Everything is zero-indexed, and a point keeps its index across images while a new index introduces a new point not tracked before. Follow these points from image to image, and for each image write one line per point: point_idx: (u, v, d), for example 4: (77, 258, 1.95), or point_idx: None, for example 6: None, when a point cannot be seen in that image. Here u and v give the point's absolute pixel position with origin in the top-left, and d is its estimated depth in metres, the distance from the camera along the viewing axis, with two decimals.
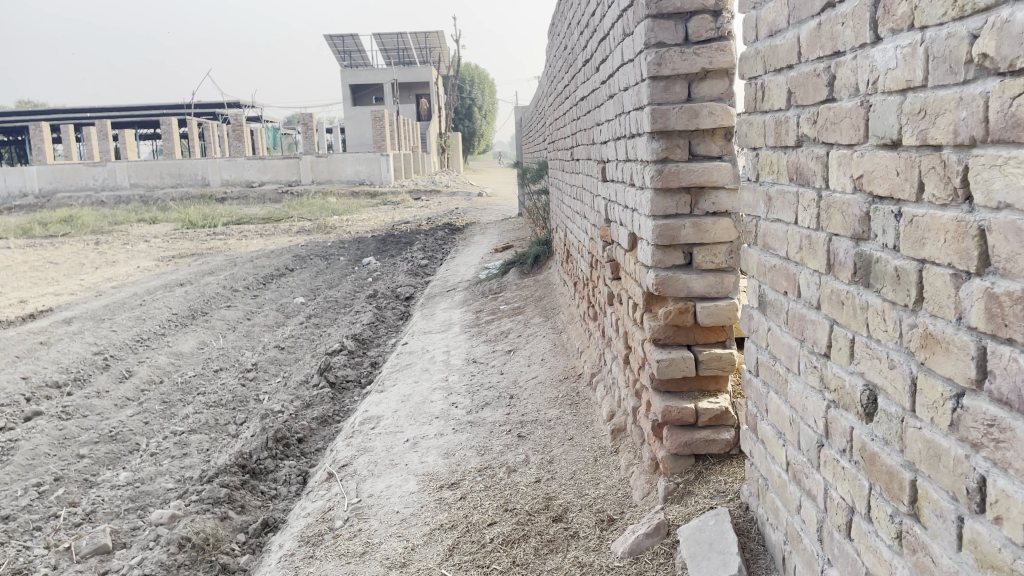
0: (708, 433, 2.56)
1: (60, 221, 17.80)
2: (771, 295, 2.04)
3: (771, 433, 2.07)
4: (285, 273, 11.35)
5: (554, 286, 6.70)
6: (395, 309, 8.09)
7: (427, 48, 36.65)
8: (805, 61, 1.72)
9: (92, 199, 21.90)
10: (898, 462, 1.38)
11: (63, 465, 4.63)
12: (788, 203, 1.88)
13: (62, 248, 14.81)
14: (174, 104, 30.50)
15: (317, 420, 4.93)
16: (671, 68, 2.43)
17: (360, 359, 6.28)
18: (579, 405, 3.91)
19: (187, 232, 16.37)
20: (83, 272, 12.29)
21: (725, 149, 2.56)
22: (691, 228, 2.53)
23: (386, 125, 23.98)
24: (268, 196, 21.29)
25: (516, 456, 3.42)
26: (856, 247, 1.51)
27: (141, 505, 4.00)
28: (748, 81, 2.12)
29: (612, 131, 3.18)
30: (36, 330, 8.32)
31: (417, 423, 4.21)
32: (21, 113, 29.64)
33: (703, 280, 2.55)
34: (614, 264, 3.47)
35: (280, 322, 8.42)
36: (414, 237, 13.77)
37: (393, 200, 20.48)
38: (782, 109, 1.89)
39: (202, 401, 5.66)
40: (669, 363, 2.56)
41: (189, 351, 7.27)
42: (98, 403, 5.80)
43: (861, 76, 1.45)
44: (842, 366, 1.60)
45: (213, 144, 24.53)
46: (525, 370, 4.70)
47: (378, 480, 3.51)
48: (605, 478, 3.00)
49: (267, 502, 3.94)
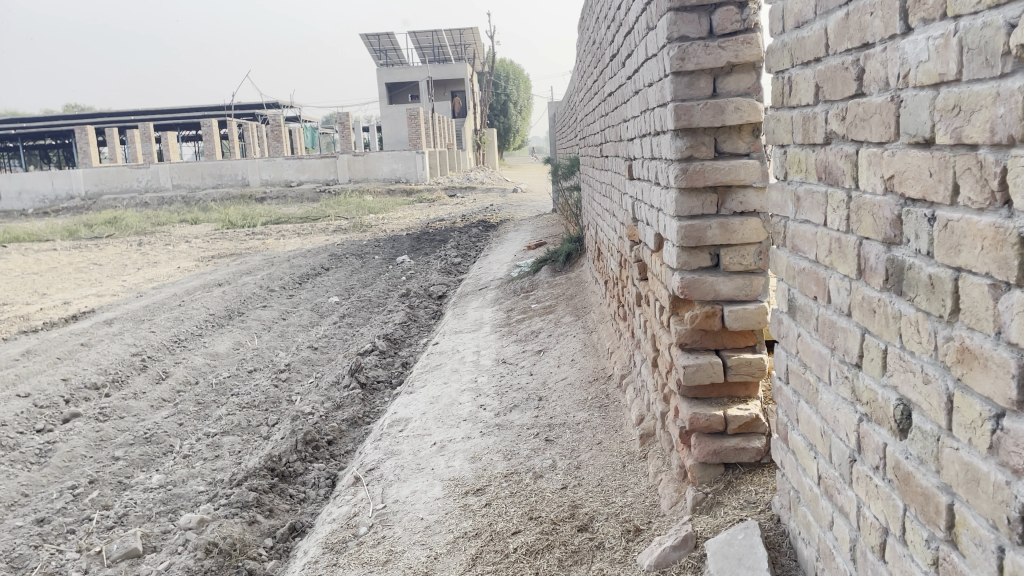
0: (737, 440, 2.47)
1: (105, 223, 18.15)
2: (800, 300, 1.94)
3: (802, 445, 1.98)
4: (320, 273, 11.40)
5: (586, 284, 6.61)
6: (428, 308, 8.07)
7: (462, 45, 36.68)
8: (833, 55, 1.63)
9: (136, 201, 22.28)
10: (934, 484, 1.29)
11: (98, 468, 4.69)
12: (816, 204, 1.78)
13: (106, 249, 15.10)
14: (214, 107, 30.95)
15: (347, 421, 4.92)
16: (694, 62, 2.34)
17: (391, 359, 6.26)
18: (608, 408, 3.83)
19: (226, 232, 16.58)
20: (125, 274, 12.49)
21: (753, 146, 2.46)
22: (718, 228, 2.44)
23: (421, 123, 24.04)
24: (306, 195, 21.47)
25: (543, 461, 3.36)
26: (887, 252, 1.42)
27: (172, 508, 4.02)
28: (775, 75, 2.03)
29: (638, 127, 3.09)
30: (78, 331, 8.46)
31: (445, 425, 4.16)
32: (67, 117, 30.33)
33: (731, 282, 2.46)
34: (641, 264, 3.39)
35: (315, 321, 8.46)
36: (448, 235, 13.77)
37: (429, 197, 20.51)
38: (810, 106, 1.79)
39: (235, 402, 5.70)
40: (696, 369, 2.47)
41: (224, 351, 7.33)
42: (135, 404, 5.87)
43: (891, 70, 1.35)
44: (875, 378, 1.51)
45: (252, 145, 24.84)
46: (554, 372, 4.63)
47: (403, 485, 3.48)
48: (633, 485, 2.92)
49: (296, 506, 3.93)
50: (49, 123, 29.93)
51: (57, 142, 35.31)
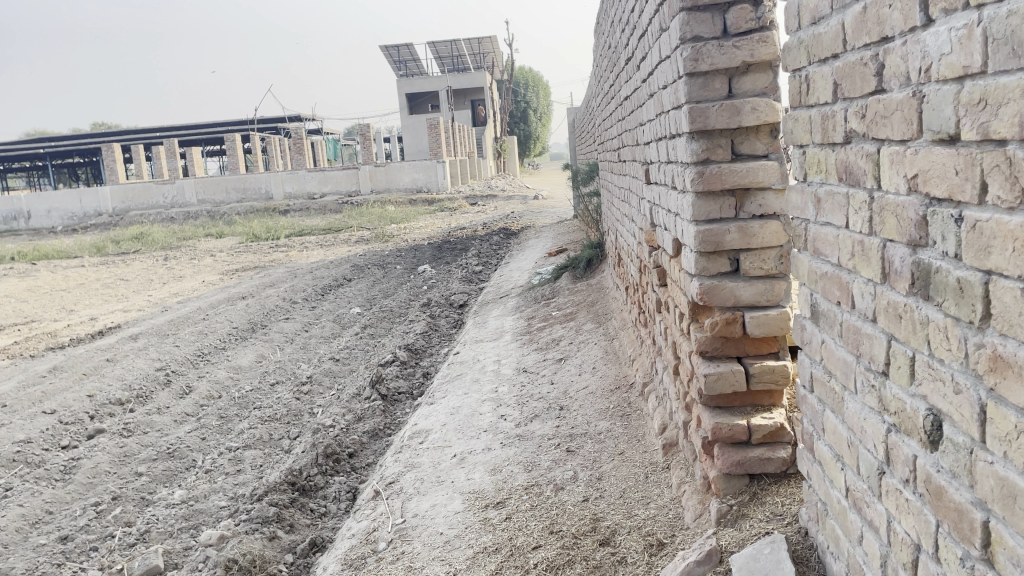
0: (762, 451, 2.39)
1: (132, 239, 18.37)
2: (824, 305, 1.87)
3: (829, 455, 1.91)
4: (343, 283, 11.42)
5: (607, 290, 6.54)
6: (449, 317, 8.04)
7: (480, 53, 36.74)
8: (851, 51, 1.56)
9: (162, 216, 22.54)
10: (969, 500, 1.21)
11: (122, 484, 4.70)
12: (837, 205, 1.71)
13: (133, 264, 15.26)
14: (238, 121, 31.25)
15: (368, 433, 4.89)
16: (708, 63, 2.27)
17: (412, 369, 6.23)
18: (630, 417, 3.76)
19: (250, 245, 16.69)
20: (151, 288, 12.61)
21: (771, 147, 2.39)
22: (737, 232, 2.37)
23: (441, 132, 24.07)
24: (329, 207, 21.59)
25: (565, 473, 3.30)
26: (913, 255, 1.35)
27: (194, 524, 4.01)
28: (792, 74, 1.96)
29: (653, 131, 3.03)
30: (104, 347, 8.53)
31: (466, 437, 4.11)
32: (95, 135, 30.79)
33: (751, 288, 2.40)
34: (660, 270, 3.32)
35: (336, 333, 8.46)
36: (469, 243, 13.75)
37: (450, 206, 20.54)
38: (828, 104, 1.73)
39: (257, 416, 5.69)
40: (717, 378, 2.40)
41: (247, 364, 7.34)
42: (159, 419, 5.89)
43: (912, 64, 1.29)
44: (903, 387, 1.44)
45: (274, 158, 25.03)
46: (576, 380, 4.57)
47: (423, 499, 3.43)
48: (656, 497, 2.85)
49: (317, 520, 3.90)
50: (77, 141, 30.38)
51: (84, 160, 35.81)
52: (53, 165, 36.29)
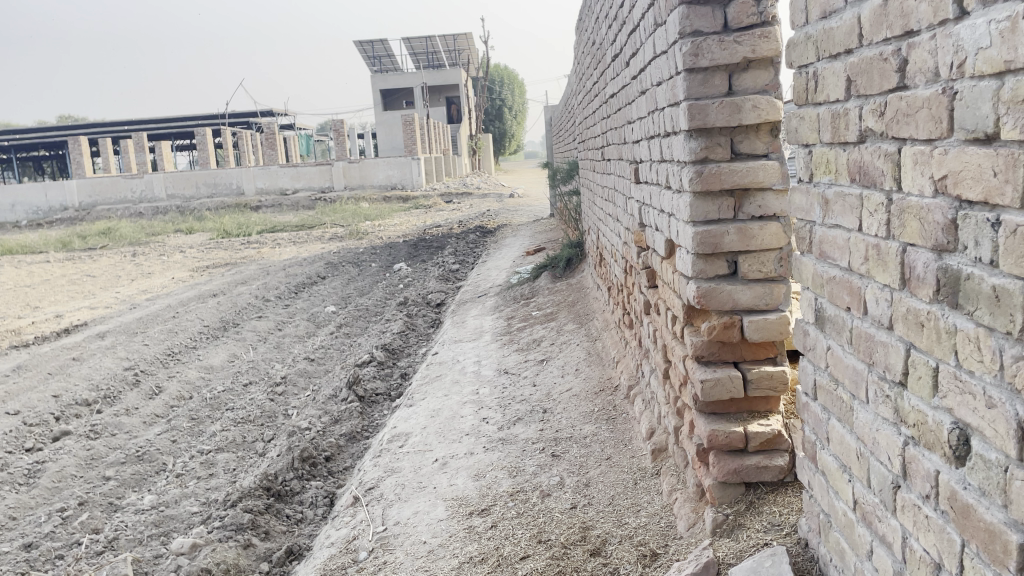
0: (759, 459, 2.32)
1: (99, 234, 17.99)
2: (830, 310, 1.81)
3: (834, 466, 1.84)
4: (317, 281, 11.25)
5: (588, 290, 6.47)
6: (426, 316, 7.92)
7: (456, 50, 36.54)
8: (868, 46, 1.50)
9: (130, 211, 22.12)
10: (1001, 520, 1.15)
11: (89, 489, 4.54)
12: (849, 207, 1.65)
13: (100, 260, 14.91)
14: (209, 115, 30.78)
15: (345, 436, 4.77)
16: (709, 58, 2.21)
17: (390, 370, 6.11)
18: (616, 421, 3.70)
19: (221, 241, 16.40)
20: (119, 285, 12.33)
21: (771, 146, 2.32)
22: (736, 234, 2.30)
23: (416, 129, 23.87)
24: (302, 203, 21.34)
25: (551, 478, 3.22)
26: (938, 261, 1.28)
27: (164, 531, 3.88)
28: (798, 70, 1.90)
29: (645, 129, 2.96)
30: (70, 345, 8.30)
31: (447, 440, 4.02)
32: (61, 128, 30.17)
33: (749, 291, 2.33)
34: (650, 271, 3.25)
35: (311, 332, 8.30)
36: (446, 241, 13.61)
37: (425, 203, 20.38)
38: (839, 102, 1.66)
39: (230, 418, 5.54)
40: (714, 384, 2.33)
41: (219, 364, 7.17)
42: (127, 421, 5.72)
43: (942, 58, 1.22)
44: (923, 399, 1.37)
45: (246, 153, 24.71)
46: (558, 383, 4.49)
47: (404, 505, 3.33)
48: (646, 504, 2.78)
49: (293, 527, 3.78)
50: (42, 134, 29.73)
51: (50, 154, 35.08)
52: (19, 158, 35.50)
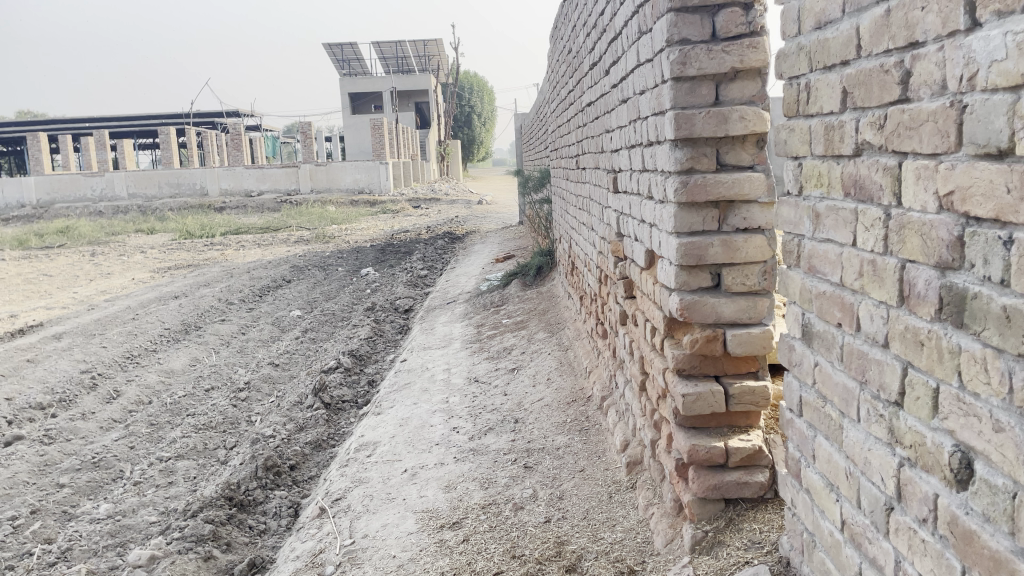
0: (739, 475, 2.28)
1: (57, 232, 17.55)
2: (819, 326, 1.77)
3: (820, 485, 1.80)
4: (281, 285, 11.05)
5: (558, 299, 6.44)
6: (394, 322, 7.82)
7: (426, 56, 36.44)
8: (866, 56, 1.47)
9: (90, 210, 21.62)
10: (1007, 548, 1.11)
11: (41, 497, 4.36)
12: (842, 221, 1.61)
13: (57, 259, 14.52)
14: (172, 114, 30.27)
15: (310, 444, 4.67)
16: (696, 67, 2.18)
17: (357, 377, 6.00)
18: (589, 432, 3.65)
19: (184, 242, 16.07)
20: (77, 285, 12.01)
21: (757, 158, 2.30)
22: (721, 246, 2.27)
23: (384, 133, 23.71)
24: (267, 205, 21.04)
25: (524, 491, 3.16)
26: (940, 278, 1.26)
27: (121, 542, 3.73)
28: (788, 81, 1.87)
29: (626, 138, 2.93)
30: (24, 347, 8.04)
31: (416, 450, 3.93)
32: (18, 123, 29.46)
33: (733, 304, 2.30)
34: (627, 281, 3.22)
35: (275, 336, 8.14)
36: (413, 246, 13.50)
37: (393, 208, 20.23)
38: (833, 114, 1.63)
39: (190, 424, 5.38)
40: (696, 398, 2.29)
41: (179, 368, 6.99)
42: (83, 426, 5.53)
43: (951, 71, 1.20)
44: (921, 420, 1.34)
45: (211, 153, 24.33)
46: (530, 392, 4.43)
47: (373, 518, 3.24)
48: (622, 519, 2.73)
49: (256, 538, 3.66)
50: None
51: (8, 149, 34.28)
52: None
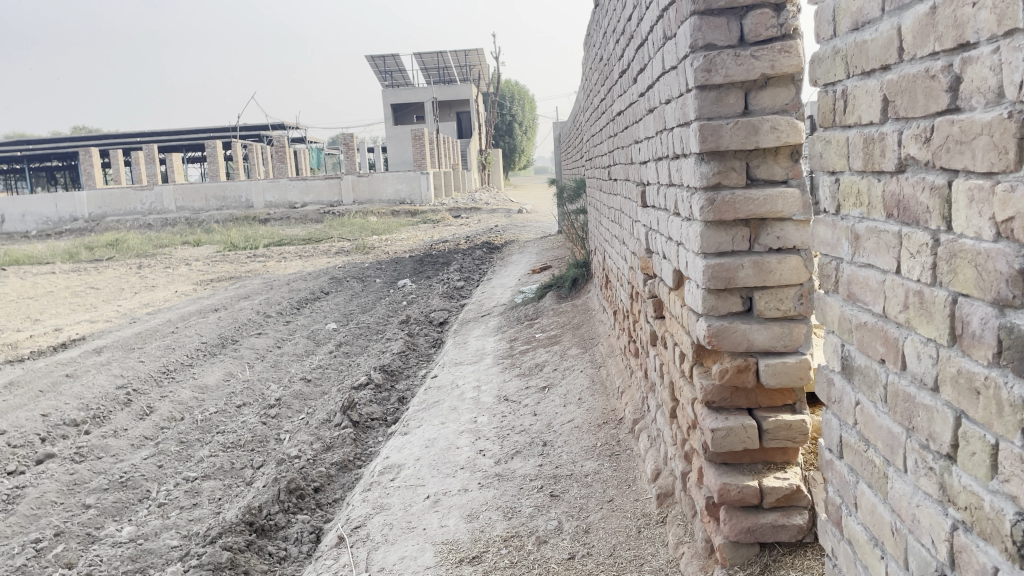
0: (775, 516, 2.10)
1: (106, 245, 17.89)
2: (860, 360, 1.59)
3: (862, 537, 1.62)
4: (319, 297, 11.05)
5: (593, 312, 6.25)
6: (428, 336, 7.71)
7: (467, 65, 36.51)
8: (910, 61, 1.29)
9: (139, 223, 22.06)
10: None
11: (67, 518, 4.33)
12: (884, 245, 1.43)
13: (105, 272, 14.79)
14: (219, 128, 30.80)
15: (336, 465, 4.56)
16: (723, 74, 2.01)
17: (387, 394, 5.89)
18: (620, 458, 3.47)
19: (227, 255, 16.24)
20: (121, 298, 12.18)
21: (792, 171, 2.11)
22: (752, 268, 2.09)
23: (425, 143, 23.73)
24: (309, 216, 21.22)
25: (548, 522, 3.00)
26: (999, 318, 1.08)
27: (140, 568, 3.67)
28: (823, 89, 1.69)
29: (653, 149, 2.76)
30: (66, 361, 8.12)
31: (440, 475, 3.80)
32: (72, 140, 30.28)
33: (766, 331, 2.12)
34: (656, 300, 3.04)
35: (310, 351, 8.10)
36: (451, 257, 13.42)
37: (433, 218, 20.21)
38: (873, 125, 1.45)
39: (219, 441, 5.34)
40: (727, 433, 2.11)
41: (213, 384, 6.98)
42: (114, 443, 5.52)
43: (1008, 77, 1.03)
44: (978, 480, 1.16)
45: (255, 165, 24.65)
46: (560, 413, 4.27)
47: (391, 549, 3.12)
48: (650, 558, 2.56)
49: (275, 566, 3.57)
50: (53, 145, 29.83)
51: (62, 164, 35.23)
52: (30, 168, 35.54)
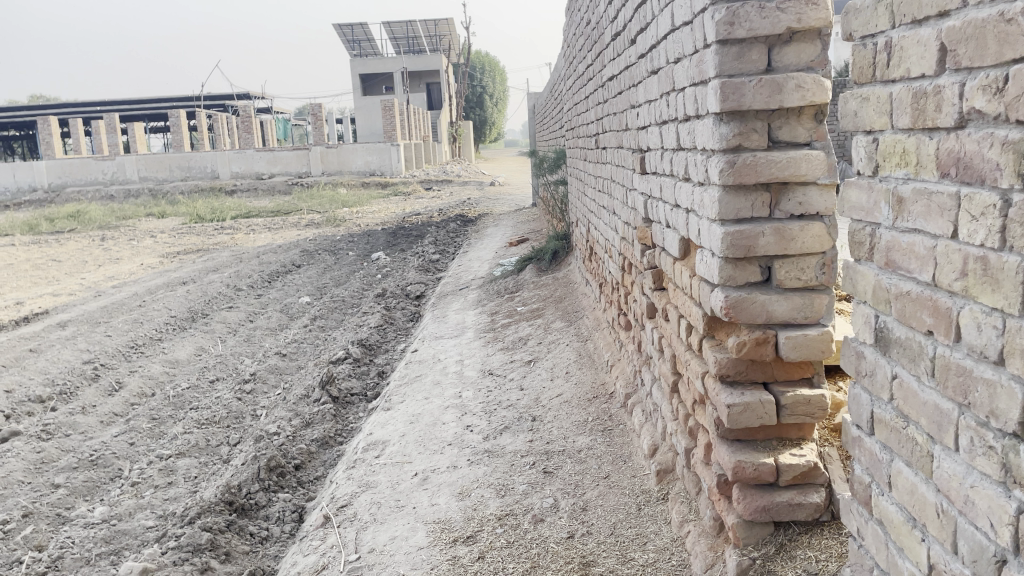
0: (792, 495, 2.01)
1: (67, 216, 17.38)
2: (900, 332, 1.49)
3: (898, 519, 1.53)
4: (291, 270, 10.82)
5: (576, 285, 6.15)
6: (405, 309, 7.55)
7: (437, 35, 35.93)
8: (976, 6, 1.19)
9: (101, 194, 21.48)
10: None
11: (35, 498, 4.15)
12: (936, 208, 1.34)
13: (67, 244, 14.36)
14: (183, 97, 30.05)
15: (317, 442, 4.43)
16: (746, 27, 1.90)
17: (366, 368, 5.75)
18: (613, 432, 3.39)
19: (194, 227, 15.87)
20: (85, 271, 11.84)
21: (815, 133, 2.01)
22: (773, 235, 2.00)
23: (396, 114, 23.32)
24: (278, 188, 20.80)
25: (543, 499, 2.91)
26: None
27: (115, 549, 3.51)
28: (859, 42, 1.59)
29: (657, 112, 2.65)
30: (28, 335, 7.85)
31: (428, 451, 3.68)
32: (29, 108, 29.36)
33: (786, 302, 2.03)
34: (656, 271, 2.94)
35: (283, 324, 7.91)
36: (425, 229, 13.22)
37: (405, 190, 19.92)
38: (925, 78, 1.35)
39: (193, 418, 5.16)
40: (743, 409, 2.02)
41: (185, 358, 6.78)
42: (83, 420, 5.33)
43: None
44: None
45: (222, 136, 24.10)
46: (547, 387, 4.17)
47: (381, 529, 3.01)
48: (653, 537, 2.48)
49: (257, 546, 3.44)
50: (10, 112, 28.93)
51: (21, 133, 34.25)
52: None
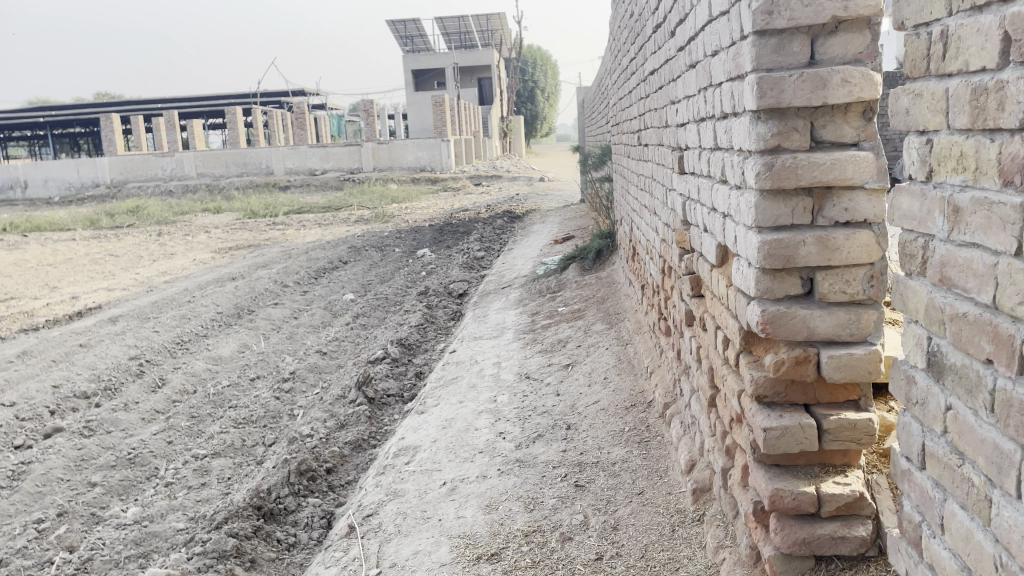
0: (835, 527, 1.85)
1: (127, 212, 17.77)
2: (956, 359, 1.32)
3: (952, 567, 1.36)
4: (338, 266, 10.85)
5: (618, 286, 5.98)
6: (447, 308, 7.47)
7: (489, 30, 35.85)
8: None
9: (159, 189, 21.95)
10: None
11: (72, 496, 4.17)
12: (997, 220, 1.17)
13: (125, 239, 14.66)
14: (240, 94, 30.55)
15: (350, 445, 4.37)
16: (786, 17, 1.75)
17: (404, 368, 5.68)
18: (649, 445, 3.24)
19: (246, 222, 16.07)
20: (140, 266, 12.06)
21: (863, 132, 1.84)
22: (815, 244, 1.84)
23: (446, 110, 23.31)
24: (330, 183, 20.97)
25: (572, 516, 2.78)
26: None
27: (144, 552, 3.49)
28: (911, 31, 1.42)
29: (694, 109, 2.49)
30: (80, 330, 7.99)
31: (458, 459, 3.58)
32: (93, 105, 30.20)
33: (830, 317, 1.87)
34: (694, 277, 2.78)
35: (326, 322, 7.90)
36: (472, 225, 13.15)
37: (454, 185, 19.89)
38: (985, 72, 1.18)
39: (230, 417, 5.16)
40: (781, 434, 1.87)
41: (228, 355, 6.81)
42: (125, 417, 5.37)
43: None
44: None
45: (276, 132, 24.40)
46: (584, 394, 4.03)
47: (404, 542, 2.91)
48: (686, 562, 2.33)
49: (283, 553, 3.38)
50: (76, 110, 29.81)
51: (85, 130, 35.25)
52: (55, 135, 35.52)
